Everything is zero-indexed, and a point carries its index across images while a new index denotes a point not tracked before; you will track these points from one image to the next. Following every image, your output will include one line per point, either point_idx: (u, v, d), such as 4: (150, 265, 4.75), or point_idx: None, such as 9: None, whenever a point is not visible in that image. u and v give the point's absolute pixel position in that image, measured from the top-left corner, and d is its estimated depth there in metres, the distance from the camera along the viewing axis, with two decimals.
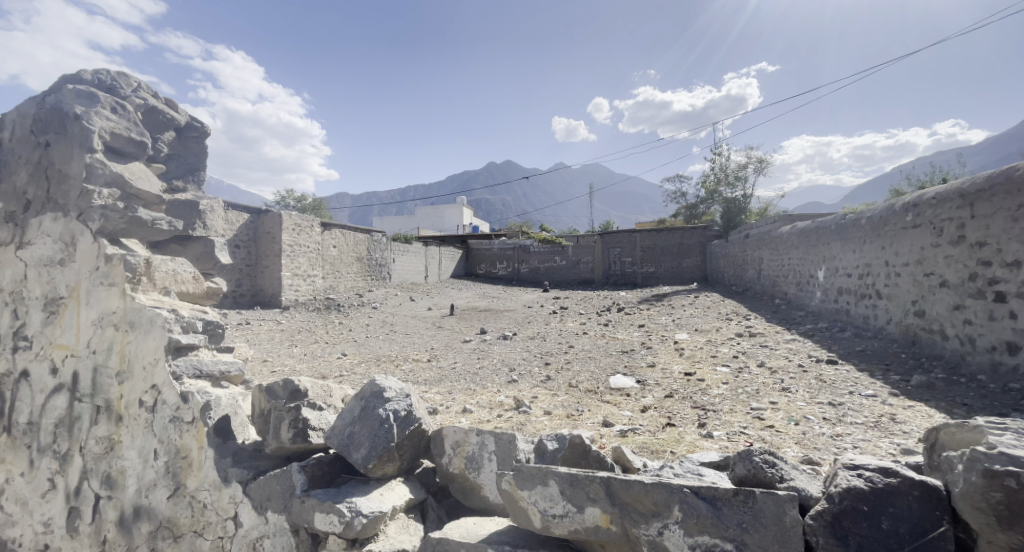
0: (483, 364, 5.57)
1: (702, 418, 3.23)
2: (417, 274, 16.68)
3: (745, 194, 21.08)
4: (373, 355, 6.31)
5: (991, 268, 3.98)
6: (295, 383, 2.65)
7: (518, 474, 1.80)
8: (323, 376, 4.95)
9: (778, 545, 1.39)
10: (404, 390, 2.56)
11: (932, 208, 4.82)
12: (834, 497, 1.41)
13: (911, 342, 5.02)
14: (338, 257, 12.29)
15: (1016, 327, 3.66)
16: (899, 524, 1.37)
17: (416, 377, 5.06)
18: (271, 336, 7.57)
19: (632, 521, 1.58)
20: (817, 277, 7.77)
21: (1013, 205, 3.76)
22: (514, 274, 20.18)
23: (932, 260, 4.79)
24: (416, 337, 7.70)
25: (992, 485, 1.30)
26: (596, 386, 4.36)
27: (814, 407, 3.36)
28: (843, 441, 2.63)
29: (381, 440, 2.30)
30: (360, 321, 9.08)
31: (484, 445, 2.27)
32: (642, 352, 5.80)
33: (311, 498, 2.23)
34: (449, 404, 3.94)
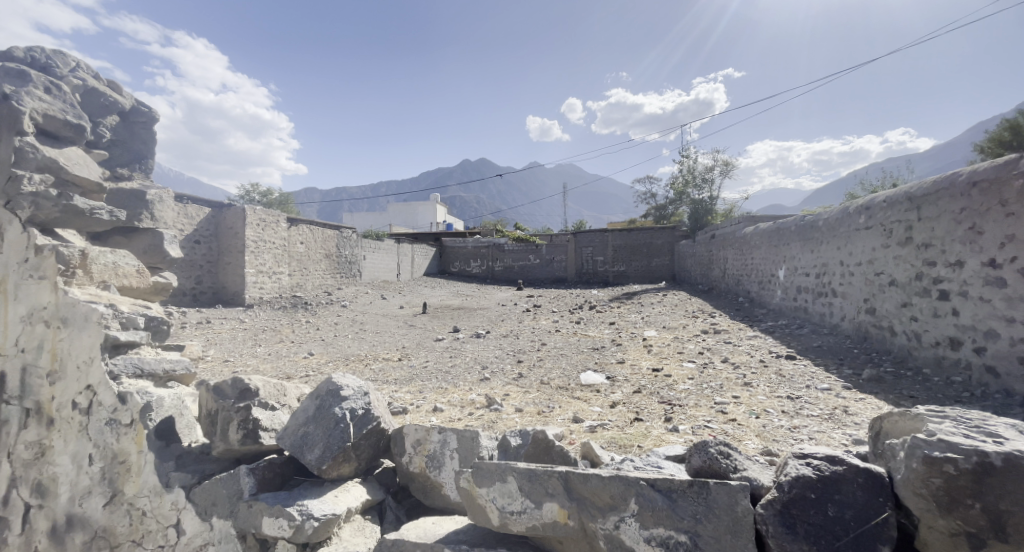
0: (455, 362, 5.50)
1: (669, 413, 3.27)
2: (389, 272, 16.38)
3: (713, 195, 21.66)
4: (341, 355, 6.12)
5: (935, 268, 4.20)
6: (245, 382, 2.52)
7: (477, 471, 1.76)
8: (287, 376, 4.78)
9: (731, 535, 1.41)
10: (362, 388, 2.48)
11: (883, 210, 5.05)
12: (784, 486, 1.44)
13: (863, 338, 5.27)
14: (306, 254, 11.91)
15: (958, 323, 3.88)
16: (844, 511, 1.40)
17: (385, 376, 4.95)
18: (233, 335, 7.25)
19: (589, 516, 1.56)
20: (778, 276, 8.06)
21: (957, 209, 3.97)
22: (488, 272, 20.09)
23: (882, 260, 5.03)
24: (387, 335, 7.55)
25: (932, 471, 1.34)
26: (567, 383, 4.37)
27: (774, 400, 3.46)
28: (799, 433, 2.71)
29: (336, 440, 2.21)
30: (328, 320, 8.82)
31: (446, 442, 2.22)
32: (613, 349, 5.86)
33: (260, 503, 2.12)
34: (419, 403, 3.86)
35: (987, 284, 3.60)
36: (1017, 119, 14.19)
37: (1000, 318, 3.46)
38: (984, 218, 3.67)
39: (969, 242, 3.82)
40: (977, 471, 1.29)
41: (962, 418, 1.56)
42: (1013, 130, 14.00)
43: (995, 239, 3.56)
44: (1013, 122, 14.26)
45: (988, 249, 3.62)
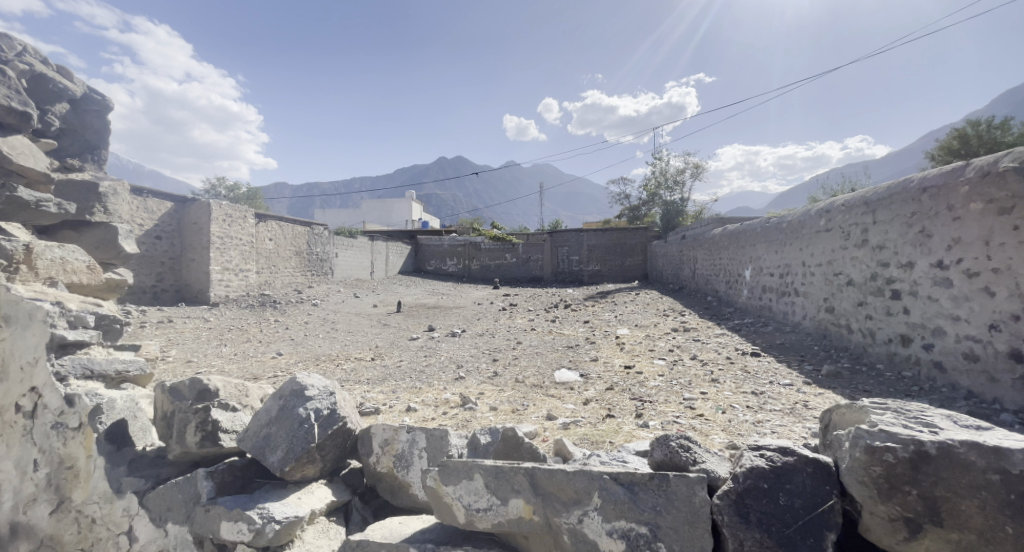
0: (430, 362, 5.45)
1: (640, 409, 3.34)
2: (363, 270, 16.10)
3: (684, 197, 22.23)
4: (312, 354, 5.98)
5: (889, 269, 4.42)
6: (204, 382, 2.44)
7: (444, 469, 1.75)
8: (254, 377, 4.65)
9: (687, 525, 1.46)
10: (328, 388, 2.43)
11: (842, 213, 5.28)
12: (739, 477, 1.49)
13: (823, 335, 5.51)
14: (274, 251, 11.57)
15: (908, 321, 4.10)
16: (794, 499, 1.46)
17: (358, 375, 4.86)
18: (197, 334, 6.97)
19: (554, 511, 1.59)
20: (745, 276, 8.32)
21: (909, 212, 4.18)
22: (464, 271, 19.98)
23: (840, 261, 5.27)
24: (360, 334, 7.42)
25: (872, 460, 1.41)
26: (542, 381, 4.40)
27: (739, 396, 3.58)
28: (763, 427, 2.81)
29: (299, 442, 2.16)
30: (299, 319, 8.59)
31: (414, 442, 2.20)
32: (586, 347, 5.94)
33: (218, 507, 2.05)
34: (393, 403, 3.82)
35: (935, 284, 3.81)
36: (964, 130, 15.11)
37: (946, 316, 3.67)
38: (934, 222, 3.89)
39: (919, 244, 4.04)
40: (914, 459, 1.37)
41: (902, 410, 1.65)
42: (960, 139, 14.93)
43: (942, 242, 3.78)
44: (960, 132, 15.17)
45: (937, 251, 3.83)
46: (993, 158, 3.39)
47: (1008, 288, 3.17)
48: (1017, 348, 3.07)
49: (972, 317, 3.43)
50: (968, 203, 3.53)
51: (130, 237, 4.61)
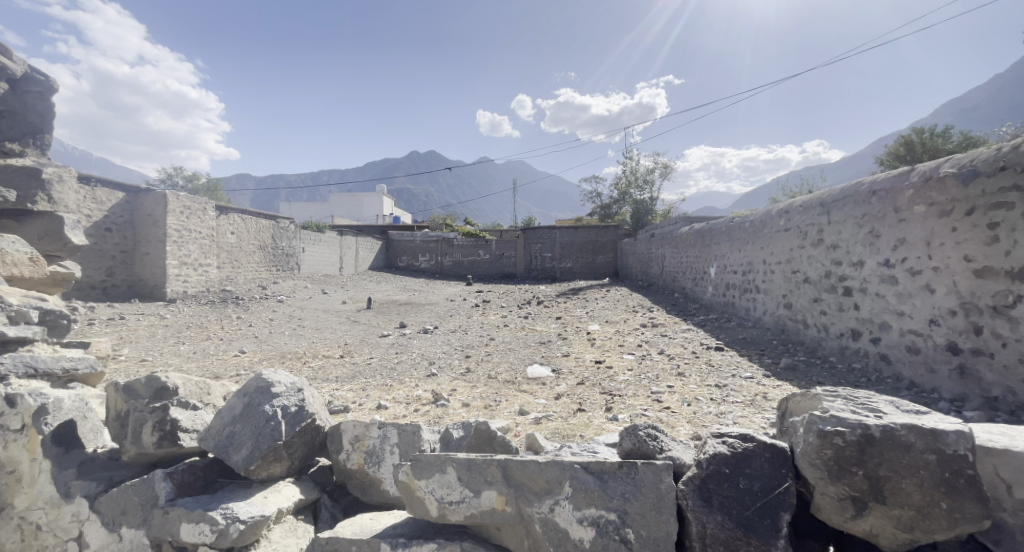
0: (401, 359, 5.38)
1: (610, 403, 3.42)
2: (330, 266, 15.71)
3: (653, 197, 22.79)
4: (277, 352, 5.80)
5: (841, 267, 4.67)
6: (161, 380, 2.33)
7: (416, 463, 1.74)
8: (215, 376, 4.47)
9: (654, 510, 1.52)
10: (295, 385, 2.37)
11: (800, 214, 5.54)
12: (702, 463, 1.56)
13: (781, 330, 5.77)
14: (236, 245, 11.13)
15: (858, 316, 4.35)
16: (753, 482, 1.53)
17: (326, 373, 4.76)
18: (152, 332, 6.64)
19: (526, 501, 1.61)
20: (710, 273, 8.59)
21: (860, 214, 4.42)
22: (436, 267, 19.80)
23: (798, 260, 5.52)
24: (328, 332, 7.24)
25: (824, 443, 1.49)
26: (514, 377, 4.43)
27: (704, 389, 3.71)
28: (725, 419, 2.94)
29: (265, 440, 2.10)
30: (263, 316, 8.30)
31: (386, 437, 2.18)
32: (558, 343, 6.01)
33: (178, 508, 1.97)
34: (364, 401, 3.77)
35: (883, 282, 4.05)
36: (910, 137, 16.09)
37: (892, 312, 3.91)
38: (882, 223, 4.13)
39: (869, 244, 4.28)
40: (862, 442, 1.45)
41: (850, 397, 1.75)
42: (906, 146, 15.91)
43: (889, 242, 4.02)
44: (906, 138, 16.14)
45: (884, 251, 4.07)
46: (934, 164, 3.63)
47: (947, 285, 3.40)
48: (953, 341, 3.31)
49: (915, 313, 3.67)
50: (912, 207, 3.76)
51: (78, 228, 4.37)
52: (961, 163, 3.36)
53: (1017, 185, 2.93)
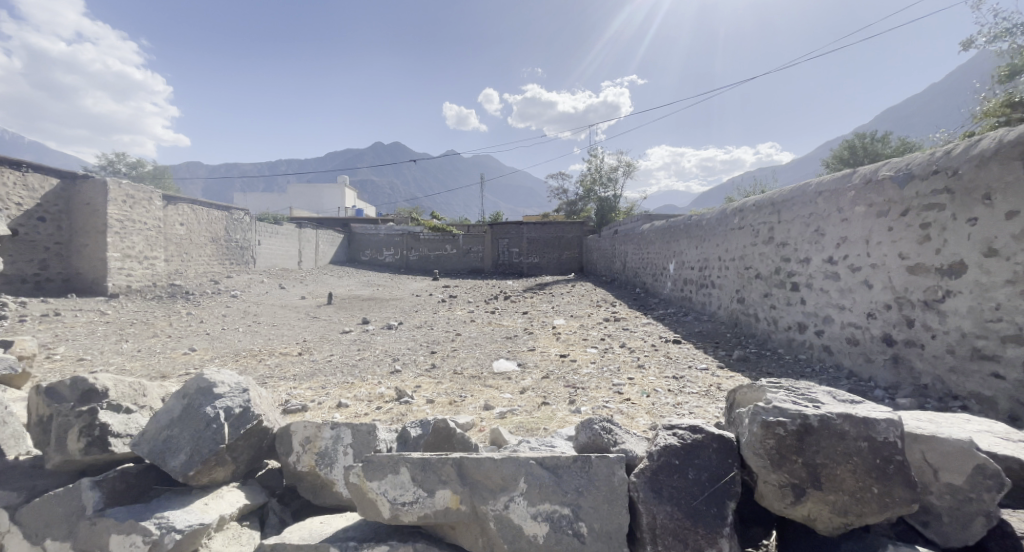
0: (363, 355, 5.24)
1: (573, 396, 3.45)
2: (289, 259, 15.09)
3: (617, 194, 23.27)
4: (231, 350, 5.52)
5: (789, 264, 4.91)
6: (89, 381, 2.17)
7: (368, 464, 1.69)
8: (162, 376, 4.21)
9: (607, 504, 1.54)
10: (240, 384, 2.25)
11: (752, 213, 5.79)
12: (653, 455, 1.61)
13: (734, 323, 6.02)
14: (186, 237, 10.51)
15: (804, 310, 4.59)
16: (701, 473, 1.57)
17: (284, 371, 4.56)
18: (91, 329, 6.17)
19: (481, 498, 1.59)
20: (669, 269, 8.84)
21: (807, 213, 4.66)
22: (401, 262, 19.46)
23: (750, 256, 5.77)
24: (287, 328, 6.95)
25: (767, 434, 1.54)
26: (480, 372, 4.41)
27: (662, 381, 3.81)
28: (682, 409, 3.03)
29: (205, 443, 1.98)
30: (216, 311, 7.87)
31: (339, 438, 2.11)
32: (524, 337, 6.03)
33: (107, 519, 1.84)
34: (323, 399, 3.64)
35: (826, 277, 4.29)
36: (853, 142, 17.12)
37: (834, 306, 4.15)
38: (826, 222, 4.36)
39: (814, 242, 4.51)
40: (801, 431, 1.51)
41: (792, 388, 1.83)
42: (849, 150, 16.91)
43: (833, 240, 4.25)
44: (850, 142, 17.15)
45: (828, 248, 4.30)
46: (874, 167, 3.86)
47: (883, 281, 3.63)
48: (888, 333, 3.55)
49: (854, 307, 3.90)
50: (854, 207, 3.99)
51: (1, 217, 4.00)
52: (898, 167, 3.59)
53: (947, 188, 3.14)
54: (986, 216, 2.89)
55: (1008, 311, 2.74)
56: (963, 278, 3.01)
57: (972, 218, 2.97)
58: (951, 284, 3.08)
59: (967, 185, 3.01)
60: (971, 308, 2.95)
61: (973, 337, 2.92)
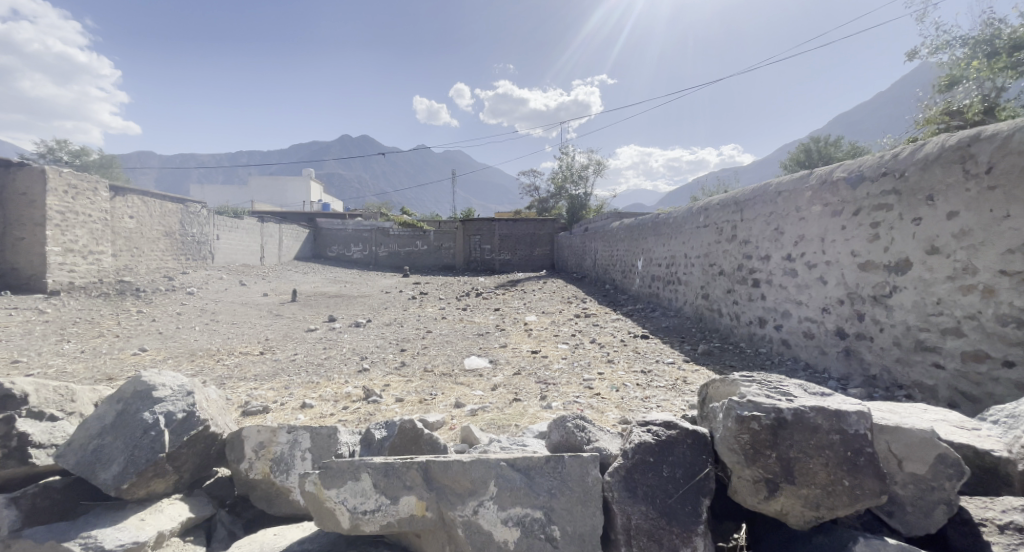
0: (329, 354, 5.02)
1: (544, 392, 3.40)
2: (250, 255, 14.43)
3: (587, 192, 23.50)
4: (187, 350, 5.18)
5: (750, 261, 5.03)
6: (5, 387, 1.95)
7: (326, 471, 1.56)
8: (106, 379, 3.89)
9: (580, 505, 1.48)
10: (184, 387, 2.08)
11: (717, 211, 5.89)
12: (627, 453, 1.56)
13: (699, 318, 6.14)
14: (136, 231, 9.84)
15: (764, 305, 4.71)
16: (676, 470, 1.53)
17: (243, 372, 4.30)
18: (27, 329, 5.65)
19: (447, 504, 1.50)
20: (638, 266, 8.96)
21: (767, 212, 4.77)
22: (370, 258, 19.06)
23: (714, 254, 5.88)
24: (247, 326, 6.60)
25: (742, 428, 1.52)
26: (450, 369, 4.29)
27: (631, 375, 3.82)
28: (651, 402, 3.03)
29: (142, 453, 1.83)
30: (169, 309, 7.39)
31: (296, 442, 1.98)
32: (496, 333, 5.95)
33: (24, 541, 1.65)
34: (286, 400, 3.45)
35: (784, 274, 4.40)
36: (809, 145, 17.89)
37: (792, 301, 4.27)
38: (785, 221, 4.47)
39: (774, 240, 4.62)
40: (774, 425, 1.50)
41: (764, 381, 1.83)
42: (805, 153, 17.66)
43: (791, 238, 4.37)
44: (806, 146, 17.93)
45: (787, 246, 4.42)
46: (829, 169, 3.97)
47: (837, 277, 3.75)
48: (841, 327, 3.67)
49: (810, 302, 4.02)
50: (811, 206, 4.10)
51: None
52: (851, 168, 3.70)
53: (895, 190, 3.25)
54: (929, 216, 3.00)
55: (948, 305, 2.86)
56: (909, 274, 3.12)
57: (916, 218, 3.09)
58: (898, 281, 3.20)
59: (912, 186, 3.12)
60: (915, 303, 3.07)
61: (917, 330, 3.04)
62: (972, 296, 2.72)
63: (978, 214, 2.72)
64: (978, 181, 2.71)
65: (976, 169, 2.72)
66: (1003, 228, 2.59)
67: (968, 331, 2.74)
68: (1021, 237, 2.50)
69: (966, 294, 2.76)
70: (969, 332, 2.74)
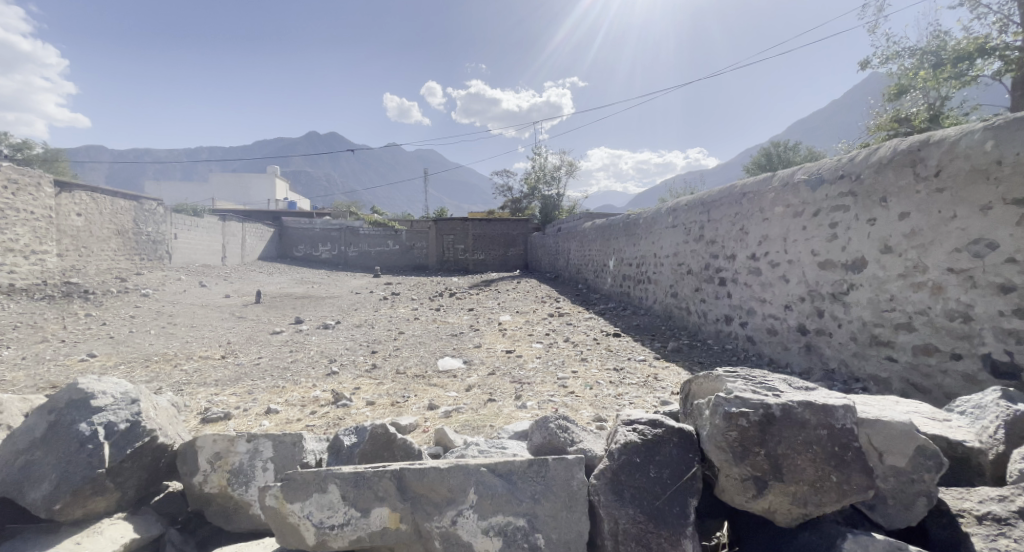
0: (296, 357, 4.78)
1: (519, 391, 3.32)
2: (211, 255, 13.75)
3: (559, 193, 23.71)
4: (140, 354, 4.84)
5: (717, 261, 5.10)
6: None
7: (288, 483, 1.44)
8: (47, 387, 3.56)
9: (566, 510, 1.41)
10: (129, 394, 1.90)
11: (685, 212, 5.96)
12: (614, 454, 1.50)
13: (669, 317, 6.21)
14: (85, 229, 9.19)
15: (729, 302, 4.79)
16: (663, 470, 1.48)
17: (203, 377, 4.04)
18: None
19: (423, 515, 1.39)
20: (609, 266, 9.01)
21: (733, 213, 4.84)
22: (339, 258, 18.53)
23: (683, 254, 5.94)
24: (208, 330, 6.24)
25: (730, 425, 1.48)
26: (423, 370, 4.15)
27: (606, 372, 3.79)
28: (624, 400, 3.00)
29: (78, 469, 1.65)
30: (121, 312, 6.92)
31: (257, 452, 1.83)
32: (470, 334, 5.84)
33: None
34: (248, 405, 3.24)
35: (749, 272, 4.48)
36: (770, 149, 18.59)
37: (756, 299, 4.35)
38: (750, 221, 4.55)
39: (739, 240, 4.70)
40: (763, 421, 1.47)
41: (748, 376, 1.80)
42: (767, 157, 18.32)
43: (755, 238, 4.45)
44: (767, 150, 18.61)
45: (751, 246, 4.49)
46: (790, 171, 4.05)
47: (798, 276, 3.83)
48: (802, 323, 3.75)
49: (774, 300, 4.10)
50: (774, 207, 4.18)
51: None
52: (810, 171, 3.78)
53: (852, 192, 3.34)
54: (883, 217, 3.08)
55: (900, 301, 2.94)
56: (865, 272, 3.21)
57: (871, 218, 3.17)
58: (855, 279, 3.28)
59: (868, 188, 3.20)
60: (870, 300, 3.15)
61: (872, 326, 3.12)
62: (923, 292, 2.80)
63: (928, 214, 2.79)
64: (928, 183, 2.79)
65: (925, 173, 2.79)
66: (951, 227, 2.67)
67: (919, 326, 2.81)
68: (968, 237, 2.58)
69: (916, 290, 2.84)
70: (920, 327, 2.81)
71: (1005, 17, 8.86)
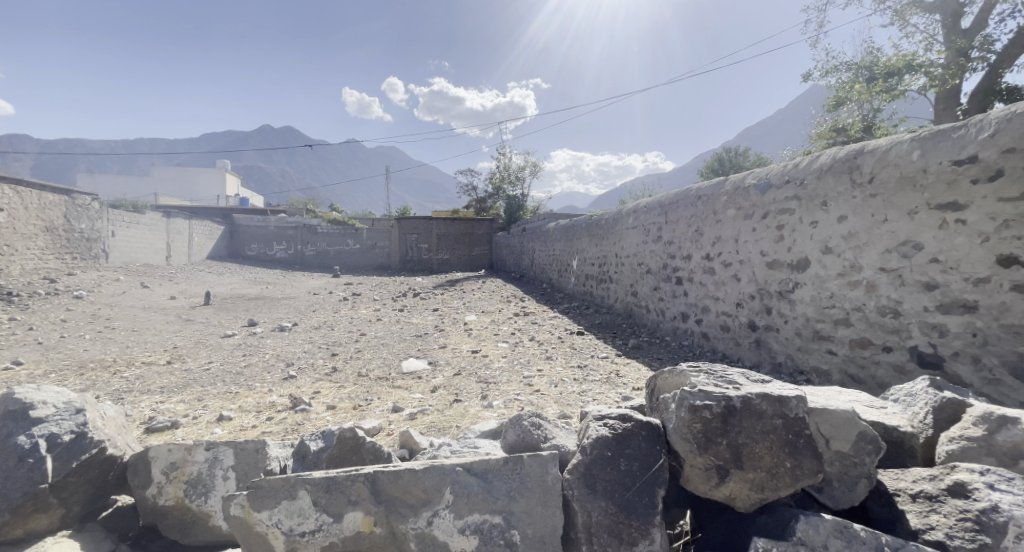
0: (250, 362, 4.58)
1: (485, 391, 3.33)
2: (153, 254, 12.90)
3: (523, 193, 23.87)
4: (74, 361, 4.48)
5: (674, 261, 5.30)
6: None
7: (255, 491, 1.40)
8: None
9: (541, 505, 1.44)
10: (72, 404, 1.78)
11: (644, 214, 6.15)
12: (586, 449, 1.54)
13: (629, 314, 6.39)
14: (7, 225, 8.41)
15: (686, 300, 5.00)
16: (632, 463, 1.53)
17: (146, 384, 3.80)
18: None
19: (398, 517, 1.39)
20: (573, 266, 9.16)
21: (688, 215, 5.04)
22: (295, 257, 17.86)
23: (642, 254, 6.13)
24: (151, 333, 5.86)
25: (695, 417, 1.56)
26: (387, 373, 4.08)
27: (569, 370, 3.86)
28: (587, 397, 3.08)
29: (17, 484, 1.53)
30: (51, 316, 6.38)
31: (217, 461, 1.75)
32: (434, 334, 5.79)
33: None
34: (199, 413, 3.08)
35: (704, 272, 4.69)
36: (723, 154, 19.50)
37: (710, 297, 4.55)
38: (704, 223, 4.75)
39: (694, 241, 4.90)
40: (724, 413, 1.56)
41: (710, 371, 1.90)
42: (721, 161, 19.19)
43: (709, 239, 4.65)
44: (720, 155, 19.53)
45: (705, 246, 4.70)
46: (741, 176, 4.27)
47: (749, 275, 4.05)
48: (752, 320, 3.96)
49: (726, 297, 4.31)
50: (726, 210, 4.39)
51: None
52: (759, 176, 3.99)
53: (796, 196, 3.57)
54: (824, 220, 3.31)
55: (839, 298, 3.17)
56: (808, 272, 3.43)
57: (814, 221, 3.39)
58: (799, 278, 3.51)
59: (811, 193, 3.42)
60: (813, 297, 3.38)
61: (814, 322, 3.34)
62: (858, 290, 3.04)
63: (863, 218, 3.02)
64: (862, 190, 3.02)
65: (861, 179, 3.02)
66: (882, 230, 2.91)
67: (856, 321, 3.04)
68: (897, 238, 2.81)
69: (853, 288, 3.07)
70: (856, 323, 3.04)
71: (930, 37, 9.68)
